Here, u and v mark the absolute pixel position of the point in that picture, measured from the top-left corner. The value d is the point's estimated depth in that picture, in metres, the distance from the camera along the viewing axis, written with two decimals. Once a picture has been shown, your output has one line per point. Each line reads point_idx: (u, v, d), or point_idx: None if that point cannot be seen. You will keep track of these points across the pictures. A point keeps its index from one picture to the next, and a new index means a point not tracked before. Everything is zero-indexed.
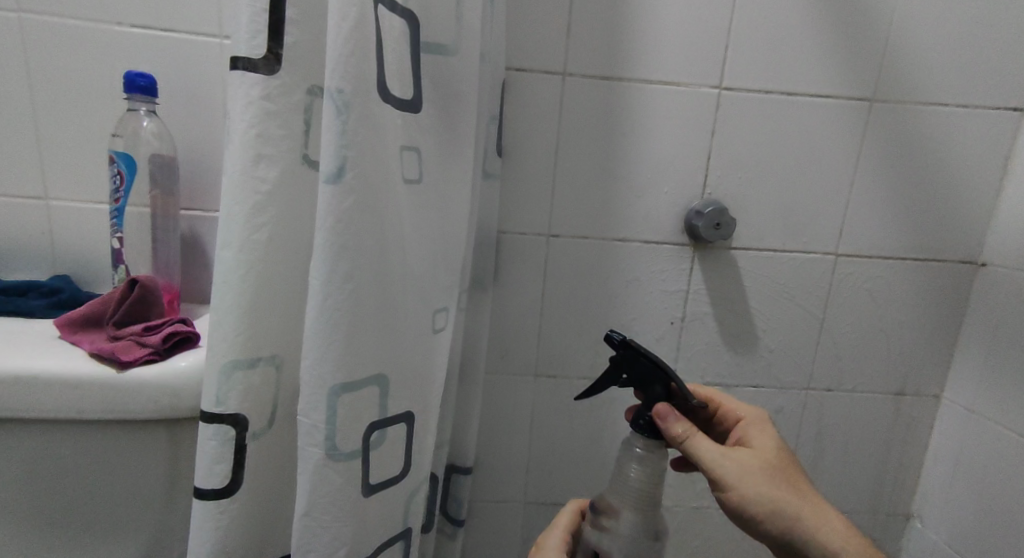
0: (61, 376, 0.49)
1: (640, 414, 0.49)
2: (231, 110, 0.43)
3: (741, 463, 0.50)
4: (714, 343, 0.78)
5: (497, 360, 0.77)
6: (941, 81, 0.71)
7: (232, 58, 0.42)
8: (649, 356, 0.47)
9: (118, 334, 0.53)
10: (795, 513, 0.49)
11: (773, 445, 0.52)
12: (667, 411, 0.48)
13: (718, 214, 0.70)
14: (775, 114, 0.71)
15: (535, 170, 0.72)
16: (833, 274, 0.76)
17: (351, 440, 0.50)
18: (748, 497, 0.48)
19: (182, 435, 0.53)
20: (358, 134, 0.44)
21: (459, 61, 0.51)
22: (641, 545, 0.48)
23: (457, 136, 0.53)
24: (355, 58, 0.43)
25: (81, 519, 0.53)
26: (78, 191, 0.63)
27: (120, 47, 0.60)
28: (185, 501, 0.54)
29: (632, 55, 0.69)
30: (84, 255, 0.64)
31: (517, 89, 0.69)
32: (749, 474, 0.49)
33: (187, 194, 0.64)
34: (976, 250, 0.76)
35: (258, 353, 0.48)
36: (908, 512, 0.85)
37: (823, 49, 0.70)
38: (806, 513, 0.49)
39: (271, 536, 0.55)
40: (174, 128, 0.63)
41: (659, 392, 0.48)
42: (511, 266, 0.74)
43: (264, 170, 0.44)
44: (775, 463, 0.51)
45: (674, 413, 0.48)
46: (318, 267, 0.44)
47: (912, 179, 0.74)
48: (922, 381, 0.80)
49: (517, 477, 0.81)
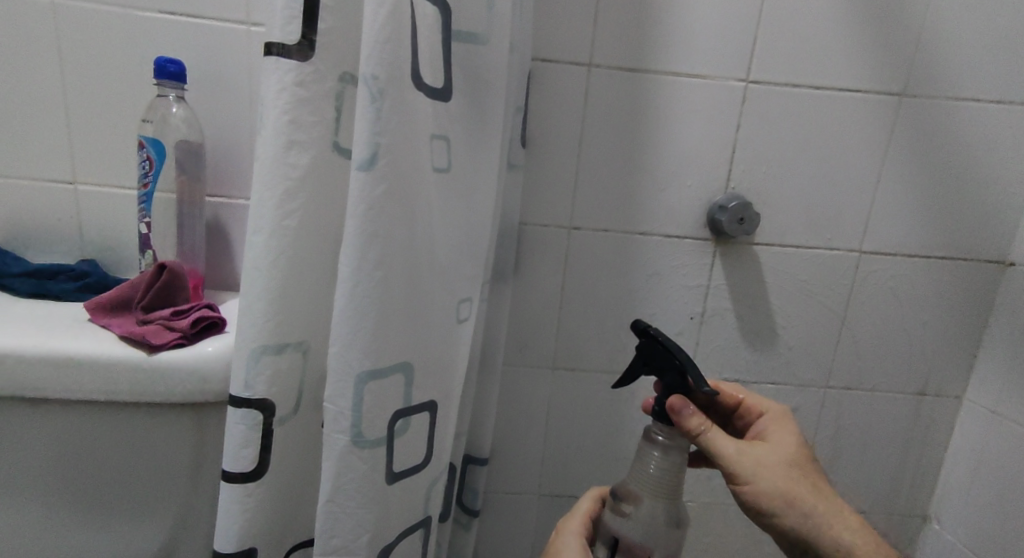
0: (92, 359, 0.50)
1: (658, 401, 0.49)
2: (264, 95, 0.43)
3: (757, 458, 0.49)
4: (734, 339, 0.77)
5: (516, 351, 0.77)
6: (975, 76, 0.70)
7: (267, 43, 0.42)
8: (662, 345, 0.46)
9: (147, 318, 0.53)
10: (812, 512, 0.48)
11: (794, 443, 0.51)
12: (679, 403, 0.47)
13: (742, 209, 0.70)
14: (803, 107, 0.70)
15: (559, 161, 0.71)
16: (858, 271, 0.75)
17: (375, 427, 0.50)
18: (763, 492, 0.47)
19: (209, 419, 0.53)
20: (391, 121, 0.44)
21: (488, 49, 0.51)
22: (662, 533, 0.47)
23: (485, 126, 0.52)
24: (390, 44, 0.42)
25: (108, 499, 0.53)
26: (107, 176, 0.64)
27: (150, 34, 0.61)
28: (209, 483, 0.55)
29: (659, 46, 0.68)
30: (112, 239, 0.65)
31: (542, 79, 0.69)
32: (765, 468, 0.48)
33: (213, 181, 0.65)
34: (1004, 249, 0.74)
35: (286, 339, 0.48)
36: (925, 513, 0.84)
37: (854, 41, 0.69)
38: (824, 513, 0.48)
39: (293, 520, 0.55)
40: (202, 115, 0.63)
41: (674, 381, 0.47)
42: (532, 258, 0.74)
43: (296, 157, 0.44)
44: (795, 461, 0.49)
45: (687, 405, 0.47)
46: (349, 255, 0.44)
47: (941, 176, 0.72)
48: (945, 381, 0.79)
49: (533, 469, 0.81)
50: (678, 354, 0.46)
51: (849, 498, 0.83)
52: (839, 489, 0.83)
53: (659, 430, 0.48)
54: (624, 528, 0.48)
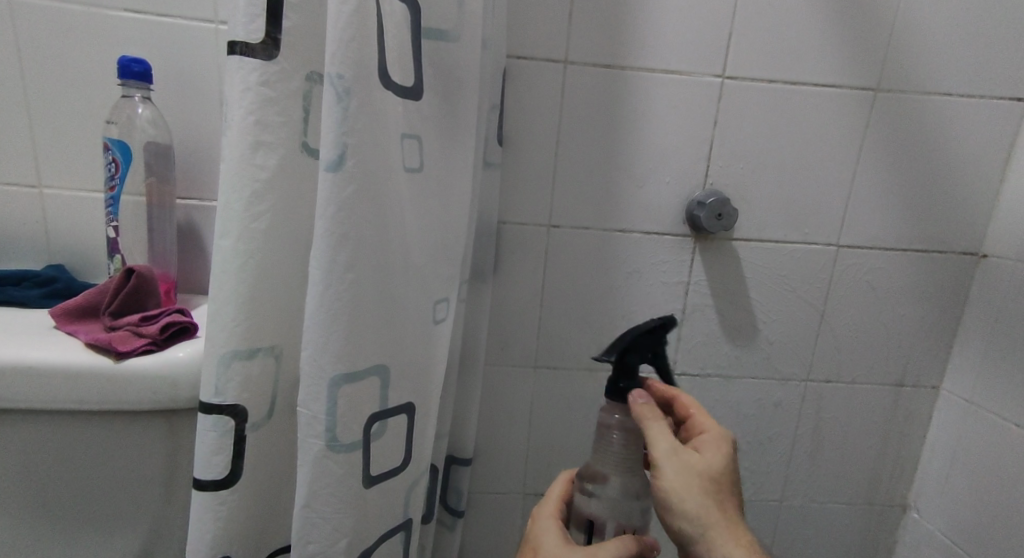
0: (57, 367, 0.48)
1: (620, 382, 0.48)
2: (228, 96, 0.42)
3: (682, 461, 0.45)
4: (714, 334, 0.77)
5: (496, 351, 0.76)
6: (946, 70, 0.70)
7: (229, 42, 0.41)
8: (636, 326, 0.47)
9: (115, 324, 0.52)
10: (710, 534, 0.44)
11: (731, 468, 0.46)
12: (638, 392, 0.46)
13: (720, 205, 0.70)
14: (779, 103, 0.71)
15: (536, 160, 0.71)
16: (835, 265, 0.76)
17: (351, 431, 0.49)
18: (670, 492, 0.44)
19: (180, 426, 0.52)
20: (359, 121, 0.43)
21: (459, 47, 0.50)
22: (629, 507, 0.48)
23: (458, 124, 0.52)
24: (355, 42, 0.41)
25: (78, 511, 0.52)
26: (73, 180, 0.62)
27: (115, 34, 0.59)
28: (184, 491, 0.54)
29: (634, 43, 0.68)
30: (80, 244, 0.64)
31: (517, 77, 0.68)
32: (687, 473, 0.44)
33: (182, 183, 0.63)
34: (978, 241, 0.75)
35: (258, 344, 0.47)
36: (904, 504, 0.85)
37: (827, 37, 0.69)
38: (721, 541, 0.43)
39: (270, 526, 0.54)
40: (170, 116, 0.62)
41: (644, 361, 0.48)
42: (511, 257, 0.73)
43: (262, 158, 0.43)
44: (721, 484, 0.45)
45: (642, 394, 0.46)
46: (319, 257, 0.44)
47: (914, 170, 0.73)
48: (922, 373, 0.80)
49: (516, 468, 0.81)
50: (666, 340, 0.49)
51: (831, 490, 0.84)
52: (819, 482, 0.84)
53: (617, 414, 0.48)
54: (596, 510, 0.48)
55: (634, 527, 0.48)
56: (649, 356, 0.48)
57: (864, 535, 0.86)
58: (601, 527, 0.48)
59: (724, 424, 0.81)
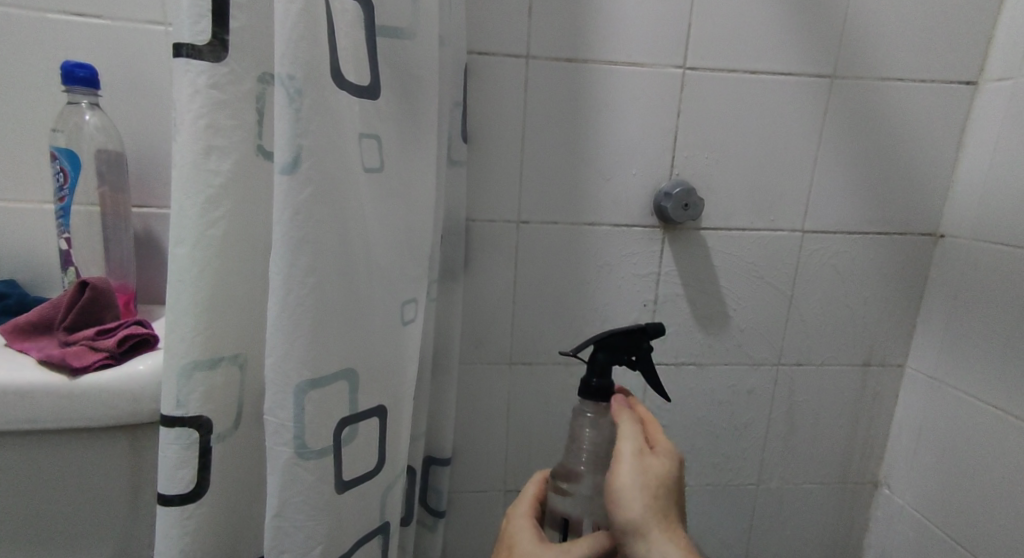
0: (9, 386, 0.46)
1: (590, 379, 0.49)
2: (176, 99, 0.41)
3: (641, 462, 0.44)
4: (686, 323, 0.78)
5: (471, 349, 0.76)
6: (899, 56, 0.72)
7: (174, 45, 0.40)
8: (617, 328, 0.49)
9: (69, 339, 0.50)
10: (648, 529, 0.42)
11: (680, 483, 0.46)
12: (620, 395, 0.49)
13: (685, 195, 0.71)
14: (740, 92, 0.71)
15: (502, 156, 0.71)
16: (801, 250, 0.77)
17: (320, 437, 0.48)
18: (620, 490, 0.43)
19: (144, 440, 0.51)
20: (313, 121, 0.42)
21: (416, 44, 0.50)
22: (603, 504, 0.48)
23: (418, 122, 0.52)
24: (306, 41, 0.41)
25: (38, 534, 0.51)
26: (22, 191, 0.60)
27: (59, 39, 0.57)
28: (151, 507, 0.52)
29: (595, 36, 0.68)
30: (32, 257, 0.62)
31: (479, 73, 0.68)
32: (643, 472, 0.44)
33: (138, 191, 0.62)
34: (935, 221, 0.77)
35: (220, 353, 0.46)
36: (875, 479, 0.87)
37: (784, 26, 0.70)
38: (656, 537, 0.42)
39: (242, 537, 0.54)
40: (121, 122, 0.60)
41: (619, 362, 0.50)
42: (480, 254, 0.73)
43: (216, 163, 0.42)
44: (670, 492, 0.44)
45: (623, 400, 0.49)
46: (278, 262, 0.43)
47: (872, 154, 0.75)
48: (887, 351, 0.82)
49: (495, 465, 0.81)
50: (649, 344, 0.50)
51: (806, 471, 0.86)
52: (794, 463, 0.85)
53: (590, 410, 0.49)
54: (572, 508, 0.49)
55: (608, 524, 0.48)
56: (627, 360, 0.50)
57: (839, 513, 0.88)
58: (578, 524, 0.49)
59: (699, 410, 0.82)
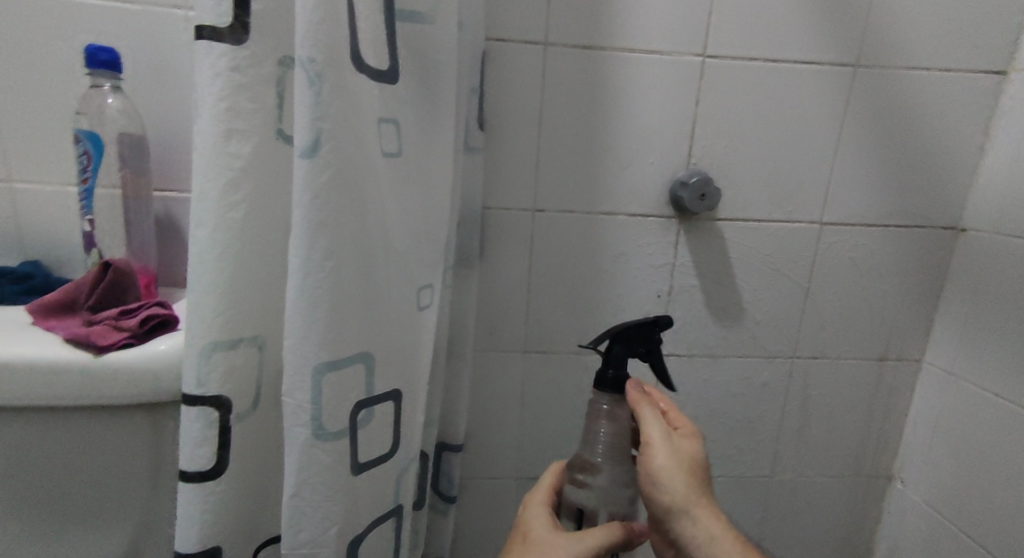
0: (35, 364, 0.47)
1: (604, 371, 0.49)
2: (198, 82, 0.42)
3: (672, 443, 0.47)
4: (701, 314, 0.78)
5: (484, 337, 0.76)
6: (924, 45, 0.70)
7: (197, 27, 0.40)
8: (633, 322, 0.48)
9: (93, 319, 0.51)
10: (689, 508, 0.45)
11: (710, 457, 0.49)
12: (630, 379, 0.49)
13: (703, 184, 0.70)
14: (760, 81, 0.70)
15: (518, 144, 0.71)
16: (819, 242, 0.76)
17: (337, 420, 0.49)
18: (659, 472, 0.46)
19: (165, 419, 0.52)
20: (333, 105, 0.42)
21: (435, 29, 0.50)
22: (618, 494, 0.48)
23: (436, 108, 0.52)
24: (326, 24, 0.41)
25: (63, 509, 0.52)
26: (45, 174, 0.61)
27: (83, 22, 0.58)
28: (171, 484, 0.53)
29: (614, 23, 0.68)
30: (55, 239, 0.63)
31: (497, 60, 0.68)
32: (674, 454, 0.47)
33: (159, 175, 0.62)
34: (958, 215, 0.76)
35: (240, 334, 0.47)
36: (889, 474, 0.86)
37: (806, 14, 0.69)
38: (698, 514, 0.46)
39: (260, 516, 0.55)
40: (143, 106, 0.61)
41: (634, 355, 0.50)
42: (495, 241, 0.73)
43: (236, 145, 0.43)
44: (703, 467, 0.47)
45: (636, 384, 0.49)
46: (298, 244, 0.43)
47: (894, 145, 0.74)
48: (905, 346, 0.81)
49: (507, 451, 0.81)
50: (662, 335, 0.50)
51: (819, 465, 0.85)
52: (806, 456, 0.85)
53: (605, 402, 0.49)
54: (587, 499, 0.49)
55: (624, 513, 0.49)
56: (642, 352, 0.50)
57: (851, 507, 0.87)
58: (594, 515, 0.49)
59: (712, 402, 0.81)
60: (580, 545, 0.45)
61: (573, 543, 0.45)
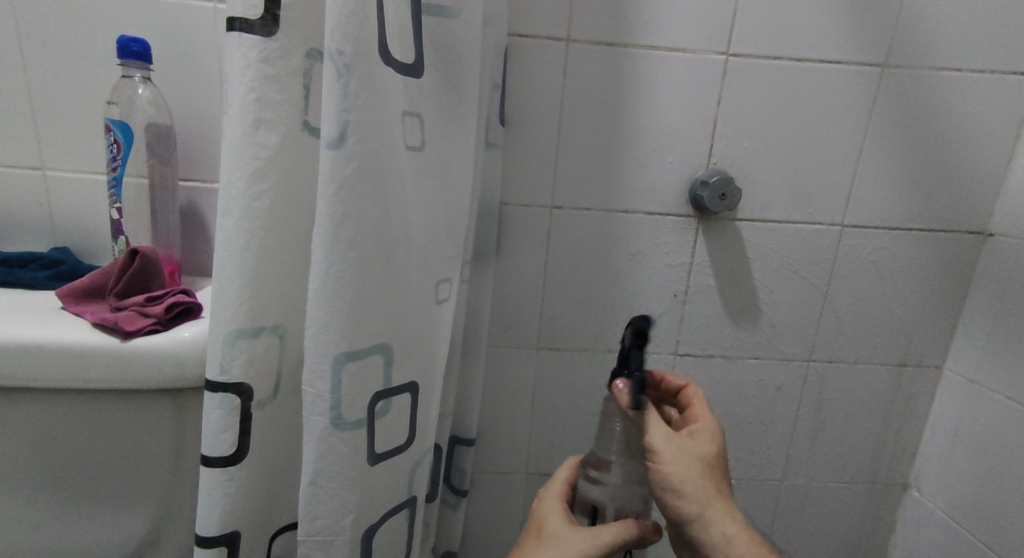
0: (64, 346, 0.49)
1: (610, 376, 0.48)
2: (228, 73, 0.42)
3: (679, 447, 0.47)
4: (718, 315, 0.77)
5: (500, 332, 0.77)
6: (954, 47, 0.69)
7: (228, 19, 0.41)
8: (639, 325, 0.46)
9: (120, 304, 0.52)
10: (702, 509, 0.46)
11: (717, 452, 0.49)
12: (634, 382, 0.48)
13: (724, 184, 0.70)
14: (785, 81, 0.70)
15: (538, 140, 0.71)
16: (839, 245, 0.75)
17: (355, 410, 0.50)
18: (669, 478, 0.46)
19: (187, 405, 0.53)
20: (360, 97, 0.43)
21: (461, 24, 0.50)
22: (633, 493, 0.48)
23: (459, 103, 0.52)
24: (355, 18, 0.41)
25: (88, 489, 0.53)
26: (75, 162, 0.62)
27: (114, 14, 0.59)
28: (192, 469, 0.54)
29: (637, 20, 0.67)
30: (83, 226, 0.64)
31: (519, 56, 0.68)
32: (682, 457, 0.47)
33: (184, 165, 0.63)
34: (983, 220, 0.75)
35: (262, 323, 0.48)
36: (905, 482, 0.85)
37: (833, 14, 0.68)
38: (710, 513, 0.47)
39: (277, 502, 0.55)
40: (171, 96, 0.62)
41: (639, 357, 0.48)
42: (513, 237, 0.73)
43: (264, 136, 0.43)
44: (713, 465, 0.48)
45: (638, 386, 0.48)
46: (322, 235, 0.44)
47: (920, 148, 0.73)
48: (925, 353, 0.80)
49: (519, 447, 0.81)
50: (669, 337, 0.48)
51: (833, 470, 0.85)
52: (820, 461, 0.84)
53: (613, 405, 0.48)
54: (602, 496, 0.49)
55: (637, 512, 0.49)
56: None
57: (865, 514, 0.87)
58: (607, 512, 0.49)
59: (726, 403, 0.81)
60: (593, 540, 0.45)
61: (586, 539, 0.45)
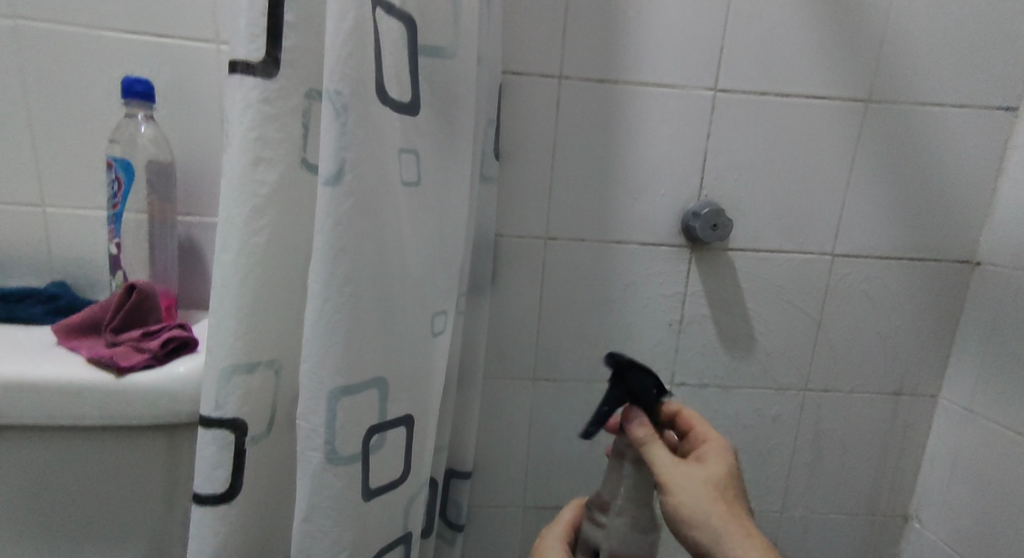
0: (58, 383, 0.48)
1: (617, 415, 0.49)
2: (229, 113, 0.43)
3: (684, 475, 0.47)
4: (712, 344, 0.78)
5: (496, 363, 0.77)
6: (934, 82, 0.72)
7: (231, 62, 0.42)
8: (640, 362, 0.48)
9: (116, 340, 0.52)
10: (723, 536, 0.46)
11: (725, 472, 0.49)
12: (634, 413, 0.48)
13: (715, 215, 0.71)
14: (772, 116, 0.72)
15: (533, 173, 0.72)
16: (831, 274, 0.76)
17: (350, 444, 0.49)
18: (682, 507, 0.47)
19: (180, 440, 0.52)
20: (357, 136, 0.44)
21: (456, 64, 0.51)
22: (635, 541, 0.47)
23: (455, 140, 0.53)
24: (354, 60, 0.42)
25: (77, 528, 0.52)
26: (76, 198, 0.63)
27: (119, 55, 0.61)
28: (184, 506, 0.54)
29: (628, 58, 0.70)
30: (81, 261, 0.64)
31: (514, 93, 0.69)
32: (690, 485, 0.47)
33: (184, 200, 0.64)
34: (971, 249, 0.76)
35: (258, 357, 0.48)
36: (906, 513, 0.85)
37: (817, 51, 0.70)
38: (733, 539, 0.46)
39: (269, 540, 0.54)
40: (171, 133, 0.63)
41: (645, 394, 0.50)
42: (508, 269, 0.74)
43: (263, 174, 0.44)
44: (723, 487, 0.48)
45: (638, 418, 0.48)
46: (318, 270, 0.44)
47: (906, 180, 0.74)
48: (920, 381, 0.80)
49: (516, 480, 0.81)
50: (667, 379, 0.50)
51: (833, 501, 0.84)
52: (820, 491, 0.83)
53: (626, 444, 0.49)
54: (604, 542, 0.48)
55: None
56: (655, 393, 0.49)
57: (866, 546, 0.85)
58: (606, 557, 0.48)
59: (724, 434, 0.81)
60: None
61: None
